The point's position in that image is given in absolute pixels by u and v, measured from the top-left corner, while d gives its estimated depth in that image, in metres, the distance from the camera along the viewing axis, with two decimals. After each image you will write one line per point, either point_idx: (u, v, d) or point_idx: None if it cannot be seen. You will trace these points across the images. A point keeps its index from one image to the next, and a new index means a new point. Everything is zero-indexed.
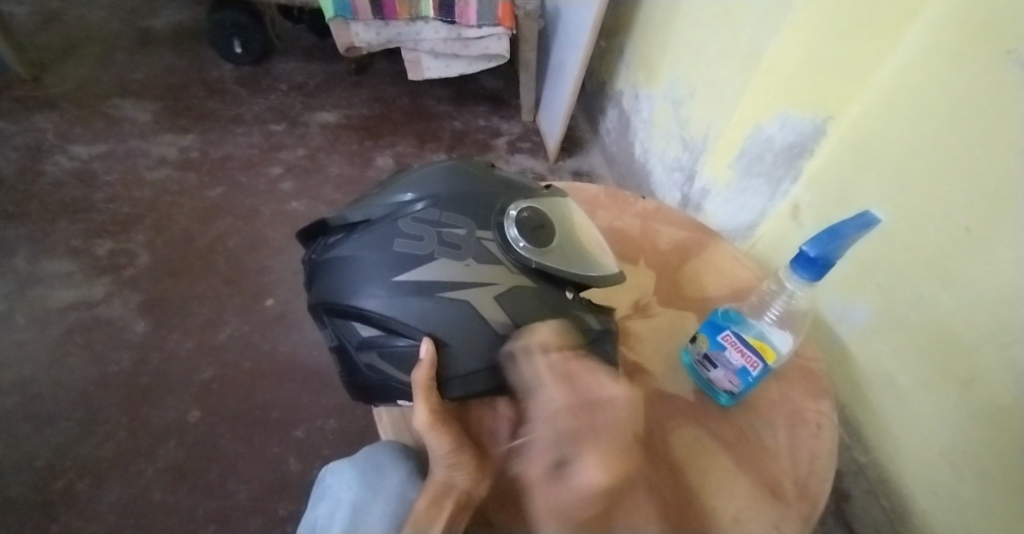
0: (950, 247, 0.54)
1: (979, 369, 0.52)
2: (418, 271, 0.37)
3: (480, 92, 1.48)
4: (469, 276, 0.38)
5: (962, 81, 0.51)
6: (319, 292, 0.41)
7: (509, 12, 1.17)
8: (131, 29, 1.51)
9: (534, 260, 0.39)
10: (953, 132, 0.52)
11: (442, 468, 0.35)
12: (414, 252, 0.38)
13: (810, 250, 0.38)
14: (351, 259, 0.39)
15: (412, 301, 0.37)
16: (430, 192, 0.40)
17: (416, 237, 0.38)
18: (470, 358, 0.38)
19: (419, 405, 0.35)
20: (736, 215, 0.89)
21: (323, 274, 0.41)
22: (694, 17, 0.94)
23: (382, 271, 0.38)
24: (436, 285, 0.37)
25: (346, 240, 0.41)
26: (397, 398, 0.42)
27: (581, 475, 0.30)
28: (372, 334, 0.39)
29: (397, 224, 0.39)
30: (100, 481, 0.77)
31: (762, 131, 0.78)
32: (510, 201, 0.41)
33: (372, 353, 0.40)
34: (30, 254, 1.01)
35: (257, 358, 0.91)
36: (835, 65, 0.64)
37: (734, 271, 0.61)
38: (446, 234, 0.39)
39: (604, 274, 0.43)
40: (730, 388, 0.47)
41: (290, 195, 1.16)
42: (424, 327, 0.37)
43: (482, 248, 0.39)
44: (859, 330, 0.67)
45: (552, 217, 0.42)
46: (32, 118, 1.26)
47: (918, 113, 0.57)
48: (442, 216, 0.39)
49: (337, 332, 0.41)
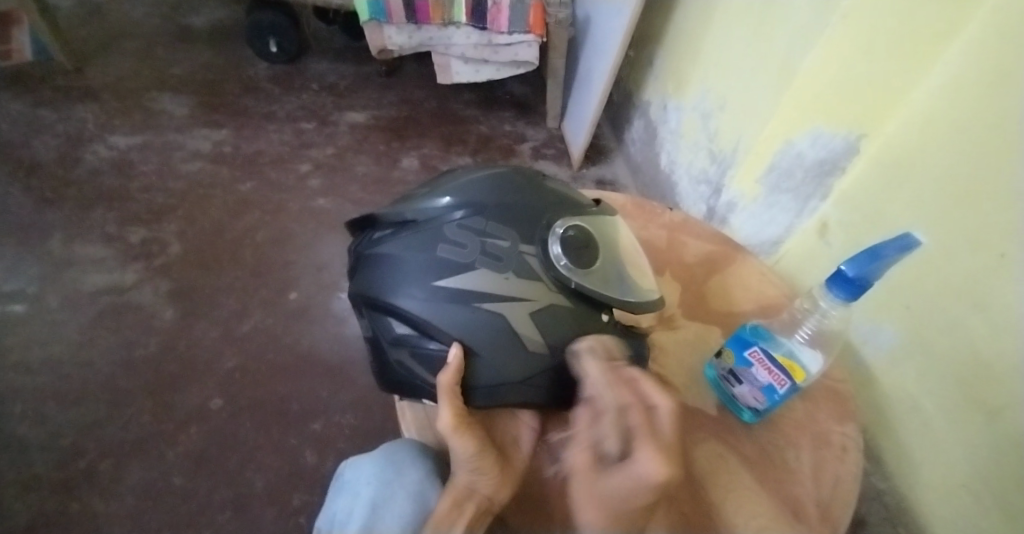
0: (982, 272, 0.53)
1: (1007, 399, 0.51)
2: (458, 279, 0.38)
3: (507, 98, 1.49)
4: (507, 290, 0.38)
5: (999, 104, 0.50)
6: (359, 284, 0.42)
7: (540, 19, 1.18)
8: (172, 25, 1.57)
9: (574, 280, 0.39)
10: (988, 153, 0.51)
11: (464, 472, 0.35)
12: (456, 259, 0.38)
13: (847, 269, 0.37)
14: (393, 257, 0.40)
15: (449, 308, 0.38)
16: (478, 199, 0.40)
17: (460, 244, 0.38)
18: (498, 369, 0.38)
19: (443, 408, 0.35)
20: (762, 230, 0.88)
21: (366, 268, 0.41)
22: (727, 29, 0.94)
23: (422, 274, 0.38)
24: (474, 295, 0.38)
25: (390, 236, 0.41)
26: (423, 397, 0.43)
27: (639, 465, 0.27)
28: (405, 333, 0.40)
29: (442, 228, 0.39)
30: (122, 462, 0.79)
31: (792, 146, 0.77)
32: (557, 216, 0.41)
33: (404, 351, 0.41)
34: (67, 239, 1.05)
35: (278, 350, 0.93)
36: (870, 82, 0.63)
37: (762, 288, 0.60)
38: (490, 244, 0.39)
39: (641, 301, 0.42)
40: (755, 405, 0.46)
41: (317, 192, 1.19)
42: (457, 333, 0.38)
43: (523, 262, 0.39)
44: (884, 352, 0.66)
45: (598, 237, 0.42)
46: (75, 107, 1.30)
47: (955, 133, 0.55)
48: (487, 226, 0.39)
49: (372, 326, 0.42)
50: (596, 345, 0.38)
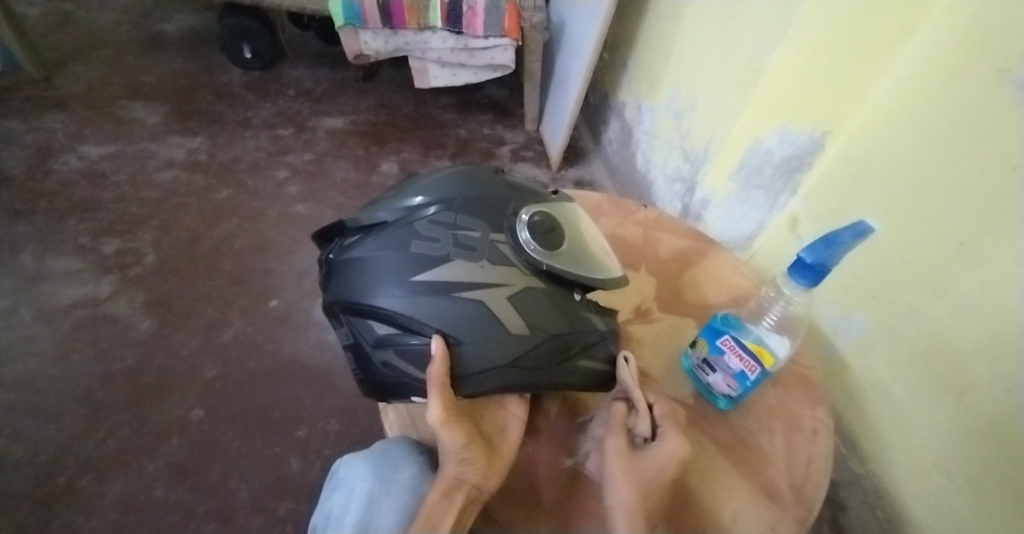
0: (945, 259, 0.55)
1: (972, 380, 0.54)
2: (434, 272, 0.39)
3: (485, 101, 1.51)
4: (483, 277, 0.39)
5: (955, 101, 0.53)
6: (336, 292, 0.42)
7: (515, 23, 1.19)
8: (142, 32, 1.54)
9: (545, 262, 0.41)
10: (946, 148, 0.54)
11: (452, 463, 0.36)
12: (430, 253, 0.39)
13: (807, 256, 0.39)
14: (367, 260, 0.40)
15: (430, 301, 0.38)
16: (443, 196, 0.42)
17: (432, 239, 0.40)
18: (481, 355, 0.39)
19: (434, 401, 0.36)
20: (736, 226, 0.91)
21: (341, 274, 0.42)
22: (696, 32, 0.97)
23: (397, 271, 0.39)
24: (452, 285, 0.39)
25: (362, 241, 0.42)
26: (410, 394, 0.43)
27: (674, 448, 0.40)
28: (388, 332, 0.40)
29: (413, 226, 0.40)
30: (101, 477, 0.77)
31: (761, 144, 0.80)
32: (522, 205, 0.43)
33: (388, 350, 0.41)
34: (38, 252, 1.02)
35: (260, 358, 0.92)
36: (834, 82, 0.66)
37: (733, 280, 0.62)
38: (461, 237, 0.40)
39: (608, 277, 0.44)
40: (728, 392, 0.48)
41: (296, 198, 1.18)
42: (440, 324, 0.38)
43: (496, 250, 0.40)
44: (856, 340, 0.68)
45: (561, 221, 0.44)
46: (42, 117, 1.27)
47: (912, 130, 0.59)
48: (457, 220, 0.41)
49: (354, 331, 0.42)
50: (632, 355, 0.46)
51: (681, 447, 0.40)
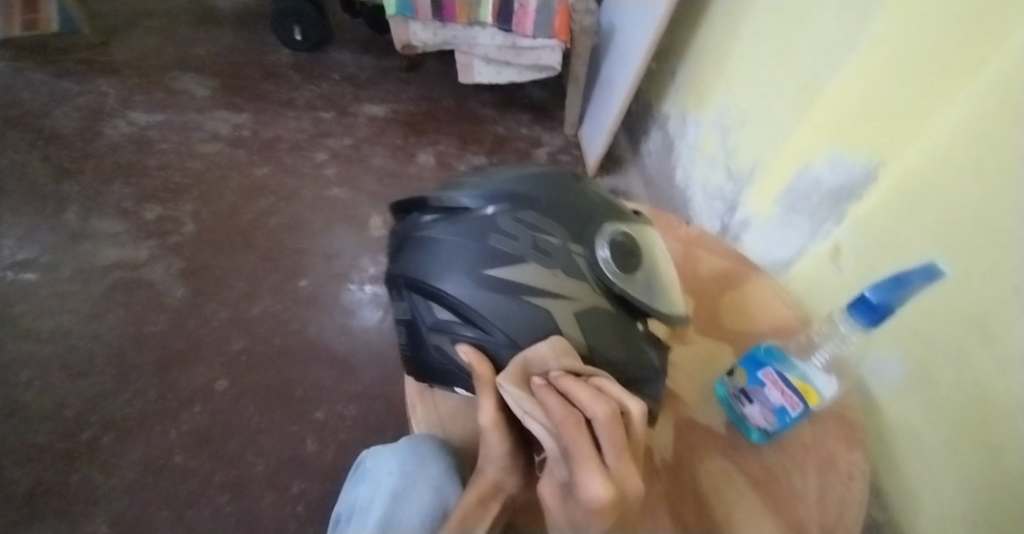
0: (992, 309, 0.50)
1: (1005, 438, 0.50)
2: (508, 270, 0.38)
3: (526, 100, 1.50)
4: (555, 286, 0.39)
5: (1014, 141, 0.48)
6: (404, 266, 0.41)
7: (565, 25, 1.18)
8: (197, 6, 1.57)
9: (618, 285, 0.40)
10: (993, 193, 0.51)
11: (494, 470, 0.34)
12: (508, 250, 0.38)
13: (870, 296, 0.37)
14: (440, 242, 0.39)
15: (496, 298, 0.38)
16: (530, 194, 0.40)
17: (513, 237, 0.39)
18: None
19: (486, 402, 0.32)
20: (775, 250, 0.88)
21: (411, 249, 0.41)
22: (752, 47, 0.94)
23: (470, 260, 0.38)
24: (523, 288, 0.38)
25: (439, 222, 0.41)
26: (455, 385, 0.43)
27: (585, 490, 0.23)
28: (447, 318, 0.40)
29: (494, 219, 0.39)
30: (125, 437, 0.79)
31: (811, 170, 0.78)
32: (607, 220, 0.42)
33: (444, 337, 0.41)
34: (83, 211, 1.05)
35: (286, 336, 0.93)
36: (888, 111, 0.63)
37: (774, 308, 0.61)
38: (541, 240, 0.39)
39: (672, 310, 0.43)
40: (765, 425, 0.47)
41: (332, 182, 1.19)
42: (502, 323, 0.38)
43: (572, 262, 0.39)
44: (890, 382, 0.65)
45: (641, 246, 0.43)
46: (97, 81, 1.31)
47: (969, 168, 0.54)
48: (540, 221, 0.39)
49: (414, 309, 0.42)
50: (515, 370, 0.32)
51: (603, 482, 0.23)
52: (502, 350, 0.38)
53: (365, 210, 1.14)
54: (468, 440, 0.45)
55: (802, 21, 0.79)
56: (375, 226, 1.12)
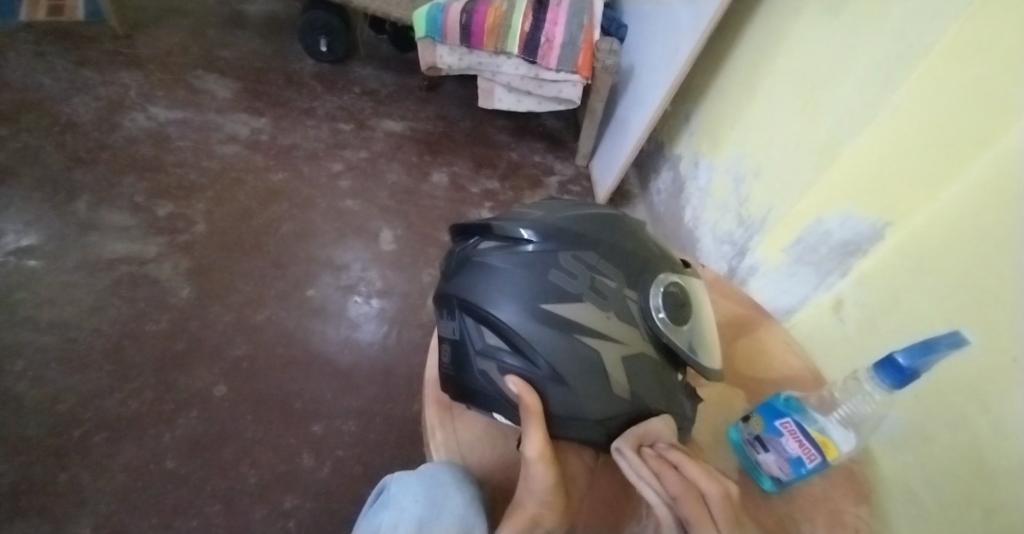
0: (994, 375, 0.50)
1: (1002, 497, 0.47)
2: (564, 306, 0.39)
3: (540, 129, 1.53)
4: (604, 327, 0.40)
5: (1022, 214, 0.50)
6: (460, 286, 0.42)
7: (588, 62, 1.22)
8: (226, 9, 1.60)
9: (666, 334, 0.41)
10: (1003, 257, 0.51)
11: (534, 502, 0.35)
12: (566, 287, 0.40)
13: (900, 357, 0.39)
14: (500, 270, 0.40)
15: (549, 332, 0.39)
16: (591, 235, 0.42)
17: (571, 274, 0.40)
18: (577, 401, 0.39)
19: (534, 435, 0.36)
20: (779, 297, 0.89)
21: (471, 272, 0.42)
22: (770, 101, 0.98)
23: (528, 292, 0.39)
24: (575, 326, 0.39)
25: (501, 251, 0.41)
26: (493, 410, 0.43)
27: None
28: (496, 344, 0.41)
29: (557, 255, 0.40)
30: (117, 437, 0.77)
31: (822, 223, 0.80)
32: (659, 270, 0.43)
33: (491, 362, 0.41)
34: (93, 202, 1.04)
35: (289, 345, 0.92)
36: (904, 176, 0.65)
37: (784, 357, 0.62)
38: (598, 281, 0.40)
39: (714, 368, 0.44)
40: (778, 474, 0.47)
41: (346, 193, 1.20)
42: (550, 356, 0.39)
43: (625, 305, 0.40)
44: (887, 438, 0.62)
45: (690, 298, 0.44)
46: (119, 73, 1.32)
47: (971, 234, 0.56)
48: (599, 263, 0.41)
49: (463, 330, 0.42)
50: (631, 436, 0.38)
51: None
52: (548, 384, 0.39)
53: (377, 224, 1.15)
54: (484, 469, 0.45)
55: (825, 80, 0.82)
56: (386, 241, 1.12)
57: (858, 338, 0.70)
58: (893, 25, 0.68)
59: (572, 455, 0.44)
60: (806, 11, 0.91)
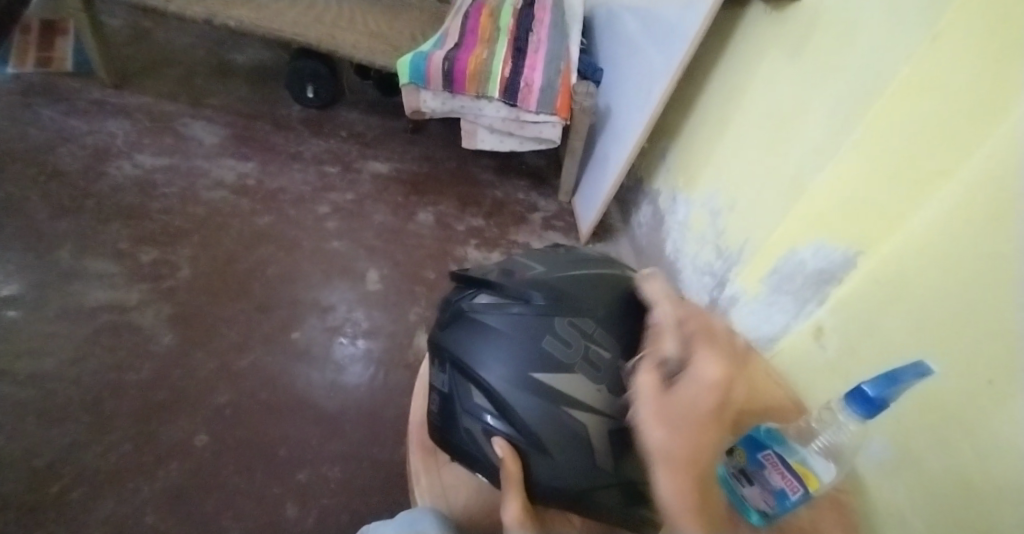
0: (972, 398, 0.52)
1: (993, 521, 0.48)
2: (555, 376, 0.40)
3: (523, 167, 1.58)
4: (593, 400, 0.40)
5: (986, 242, 0.52)
6: (454, 340, 0.43)
7: (566, 104, 1.27)
8: (214, 58, 1.65)
9: None
10: (971, 285, 0.54)
11: None
12: (559, 357, 0.41)
13: (868, 389, 0.40)
14: (496, 330, 0.42)
15: (535, 400, 0.40)
16: (588, 305, 0.44)
17: (566, 343, 0.41)
18: (559, 472, 0.40)
19: (512, 500, 0.37)
20: (760, 326, 0.90)
21: (467, 328, 0.43)
22: (741, 137, 1.03)
23: (521, 357, 0.41)
24: (563, 397, 0.40)
25: (499, 310, 0.43)
26: (475, 469, 0.43)
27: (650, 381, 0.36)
28: (483, 405, 0.41)
29: (554, 322, 0.42)
30: (92, 493, 0.74)
31: (797, 253, 0.83)
32: None
33: (476, 423, 0.42)
34: (76, 250, 1.04)
35: (273, 390, 0.91)
36: (872, 207, 0.68)
37: (767, 388, 0.63)
38: (591, 352, 0.42)
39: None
40: (764, 507, 0.47)
41: (333, 234, 1.21)
42: (534, 423, 0.40)
43: (618, 379, 0.42)
44: (875, 465, 0.63)
45: None
46: (107, 122, 1.34)
47: (939, 262, 0.58)
48: (595, 333, 0.43)
49: (452, 384, 0.43)
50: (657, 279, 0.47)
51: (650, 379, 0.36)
52: (531, 451, 0.40)
53: (363, 264, 1.16)
54: (469, 516, 0.45)
55: (791, 119, 0.87)
56: (373, 281, 1.13)
57: (838, 365, 0.72)
58: (854, 68, 0.73)
59: (560, 518, 0.43)
60: (769, 55, 0.96)
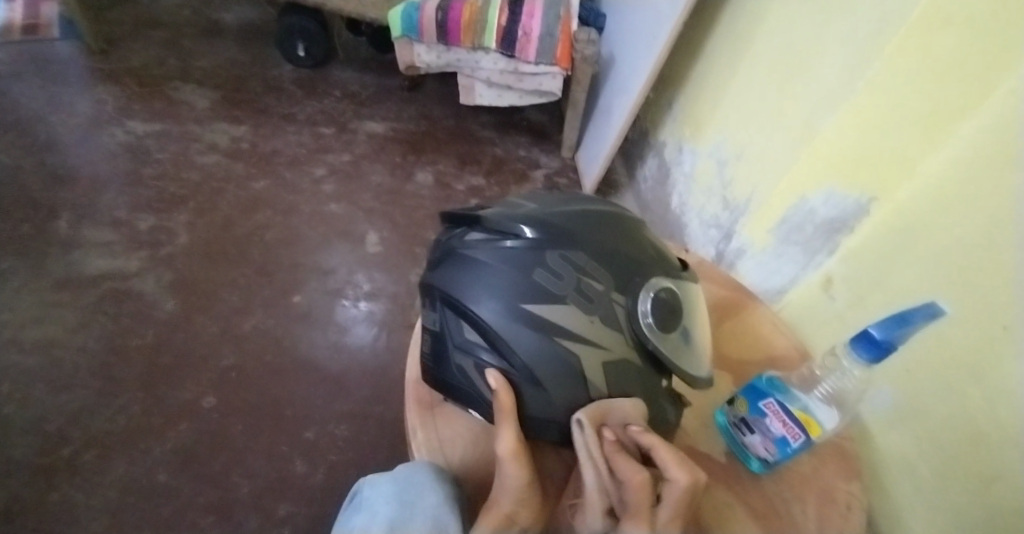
0: (986, 347, 0.50)
1: (1001, 469, 0.47)
2: (546, 308, 0.38)
3: (525, 123, 1.53)
4: (588, 333, 0.39)
5: (1008, 185, 0.49)
6: (443, 277, 0.42)
7: (567, 53, 1.21)
8: (201, 18, 1.58)
9: (653, 341, 0.39)
10: (990, 230, 0.51)
11: (509, 500, 0.34)
12: (550, 288, 0.38)
13: (874, 332, 0.38)
14: (484, 264, 0.40)
15: (527, 333, 0.38)
16: (580, 233, 0.40)
17: (556, 275, 0.39)
18: (552, 405, 0.39)
19: (506, 433, 0.36)
20: (768, 278, 0.88)
21: (454, 264, 0.41)
22: (751, 81, 0.97)
23: (510, 290, 0.38)
24: (556, 329, 0.38)
25: (486, 244, 0.41)
26: (469, 406, 0.44)
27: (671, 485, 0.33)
28: (474, 340, 0.41)
29: (543, 253, 0.39)
30: (105, 454, 0.76)
31: (806, 202, 0.78)
32: (652, 273, 0.41)
33: (467, 358, 0.41)
34: (73, 220, 1.03)
35: (277, 353, 0.92)
36: (885, 150, 0.63)
37: (772, 336, 0.61)
38: (585, 283, 0.39)
39: (699, 372, 0.42)
40: (765, 455, 0.46)
41: (330, 197, 1.19)
42: (527, 358, 0.39)
43: (611, 310, 0.39)
44: (882, 413, 0.62)
45: (684, 303, 0.42)
46: (96, 89, 1.31)
47: (956, 207, 0.55)
48: (587, 263, 0.39)
49: (443, 323, 0.42)
50: (592, 411, 0.35)
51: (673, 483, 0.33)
52: (524, 385, 0.40)
53: (362, 227, 1.14)
54: (467, 468, 0.45)
55: (803, 58, 0.81)
56: (372, 243, 1.12)
57: (847, 315, 0.70)
58: None
59: (551, 451, 0.44)
60: None
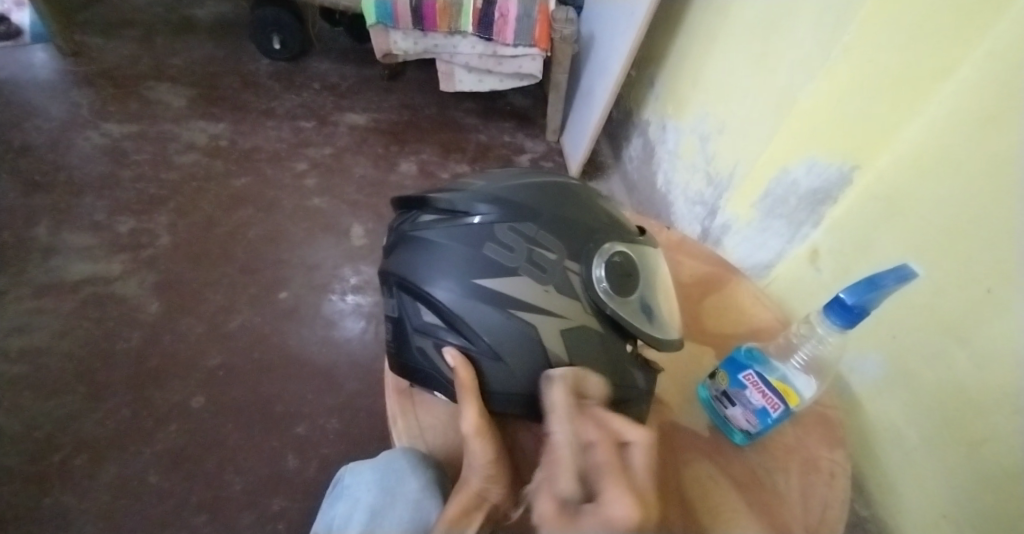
0: (972, 311, 0.50)
1: (987, 430, 0.48)
2: (500, 282, 0.38)
3: (508, 108, 1.51)
4: (544, 303, 0.38)
5: (992, 146, 0.48)
6: (398, 262, 0.42)
7: (546, 34, 1.19)
8: (174, 15, 1.55)
9: (610, 306, 0.39)
10: (974, 194, 0.50)
11: (477, 479, 0.35)
12: (501, 261, 0.38)
13: (845, 297, 0.38)
14: (436, 245, 0.40)
15: (482, 308, 0.38)
16: (529, 205, 0.40)
17: (507, 248, 0.39)
18: (514, 379, 0.39)
19: (469, 410, 0.37)
20: (755, 254, 0.87)
21: (407, 249, 0.41)
22: (731, 52, 0.95)
23: (462, 267, 0.39)
24: (511, 301, 0.38)
25: (438, 224, 0.41)
26: (435, 388, 0.44)
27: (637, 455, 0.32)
28: (433, 322, 0.41)
29: (493, 227, 0.39)
30: (95, 459, 0.76)
31: (788, 173, 0.77)
32: (607, 239, 0.41)
33: (427, 339, 0.41)
34: (52, 226, 1.02)
35: (265, 350, 0.91)
36: (863, 116, 0.62)
37: (754, 310, 0.61)
38: (537, 253, 0.39)
39: (668, 338, 0.41)
40: (747, 427, 0.46)
41: (313, 192, 1.17)
42: (485, 335, 0.39)
43: (565, 279, 0.39)
44: (870, 381, 0.62)
45: (641, 266, 0.41)
46: (69, 92, 1.28)
47: (940, 171, 0.54)
48: (538, 234, 0.39)
49: (401, 307, 0.42)
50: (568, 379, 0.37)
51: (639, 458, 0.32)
52: (485, 360, 0.39)
53: (347, 220, 1.13)
54: (448, 451, 0.45)
55: (781, 25, 0.79)
56: (358, 236, 1.11)
57: (833, 285, 0.70)
58: None
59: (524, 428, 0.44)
60: None
